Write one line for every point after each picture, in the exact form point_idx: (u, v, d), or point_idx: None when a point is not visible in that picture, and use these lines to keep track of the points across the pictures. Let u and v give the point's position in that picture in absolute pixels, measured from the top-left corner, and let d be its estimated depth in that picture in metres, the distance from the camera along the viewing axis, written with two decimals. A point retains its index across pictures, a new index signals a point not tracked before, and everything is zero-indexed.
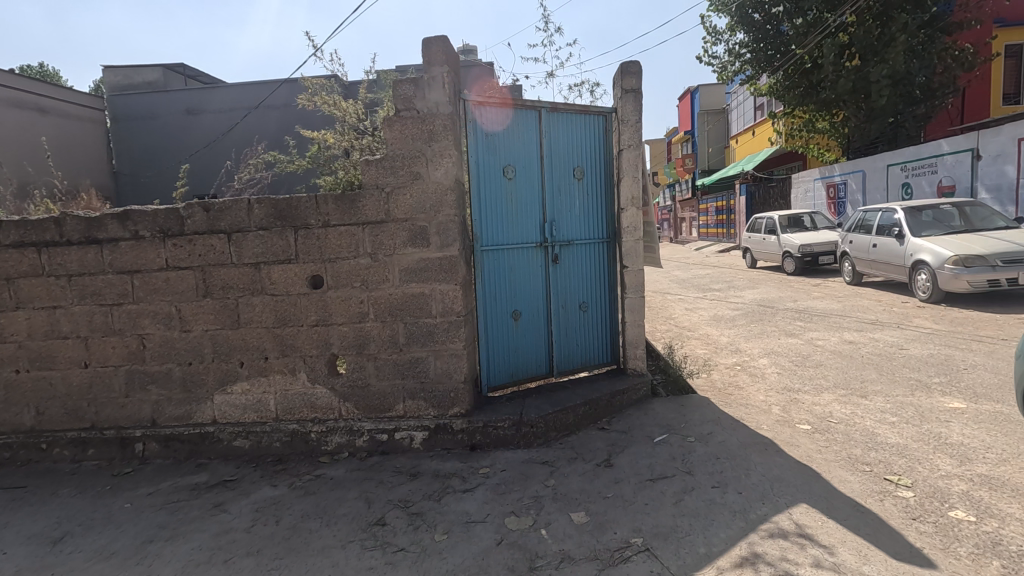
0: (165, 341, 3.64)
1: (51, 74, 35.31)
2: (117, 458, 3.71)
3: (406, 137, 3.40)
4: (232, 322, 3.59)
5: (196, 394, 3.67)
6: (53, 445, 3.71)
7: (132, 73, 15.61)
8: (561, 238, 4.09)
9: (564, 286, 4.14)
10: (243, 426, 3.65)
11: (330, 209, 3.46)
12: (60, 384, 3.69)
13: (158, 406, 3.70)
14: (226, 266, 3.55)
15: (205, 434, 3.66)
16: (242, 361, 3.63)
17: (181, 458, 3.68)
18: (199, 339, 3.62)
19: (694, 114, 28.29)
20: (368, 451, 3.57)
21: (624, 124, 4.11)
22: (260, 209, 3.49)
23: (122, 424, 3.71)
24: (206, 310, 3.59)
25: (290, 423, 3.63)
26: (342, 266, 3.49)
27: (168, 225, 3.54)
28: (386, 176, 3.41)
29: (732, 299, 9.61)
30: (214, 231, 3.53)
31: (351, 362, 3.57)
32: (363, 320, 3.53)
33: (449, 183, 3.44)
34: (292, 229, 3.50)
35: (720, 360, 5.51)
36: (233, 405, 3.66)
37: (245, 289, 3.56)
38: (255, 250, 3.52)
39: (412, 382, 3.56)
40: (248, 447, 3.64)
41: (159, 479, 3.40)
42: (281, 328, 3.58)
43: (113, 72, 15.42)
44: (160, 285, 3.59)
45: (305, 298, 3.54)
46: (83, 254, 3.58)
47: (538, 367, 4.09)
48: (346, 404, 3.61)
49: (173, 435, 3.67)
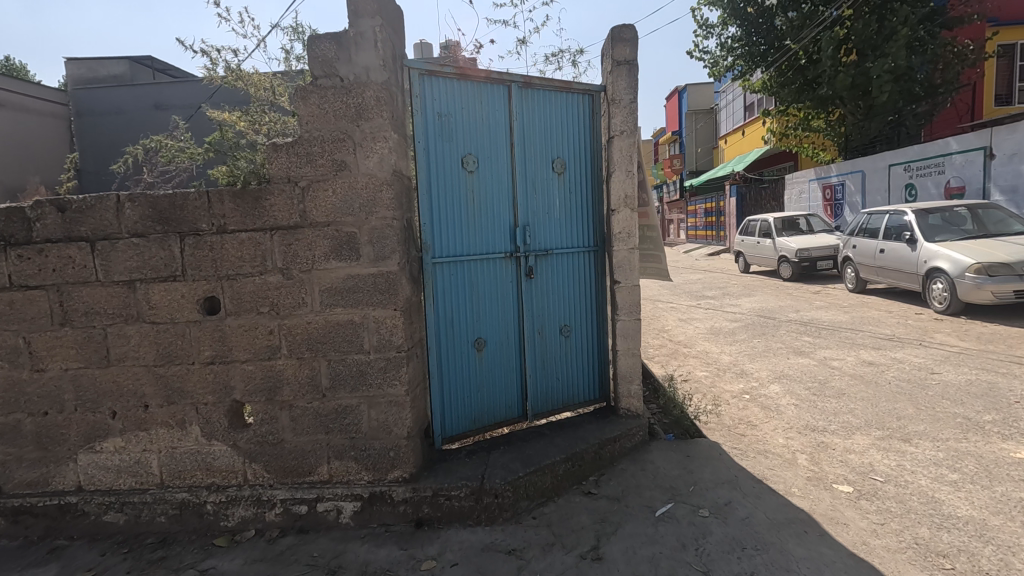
0: (10, 384, 2.73)
1: (17, 66, 33.71)
2: None
3: (327, 114, 2.56)
4: (101, 358, 2.71)
5: (54, 453, 2.77)
6: None
7: (96, 66, 14.34)
8: (536, 247, 3.27)
9: (541, 307, 3.32)
10: (117, 496, 2.77)
11: (227, 209, 2.60)
12: None
13: (4, 470, 2.78)
14: (90, 285, 2.66)
15: (66, 505, 2.77)
16: (114, 410, 2.74)
17: (33, 538, 2.78)
18: (56, 381, 2.72)
19: (681, 114, 27.78)
20: (281, 528, 2.71)
21: (615, 105, 3.29)
22: (133, 209, 2.62)
23: None
24: (66, 343, 2.70)
25: (179, 491, 2.76)
26: (244, 284, 2.63)
27: (10, 231, 2.64)
28: (302, 167, 2.57)
29: (728, 308, 8.85)
30: (72, 238, 2.64)
31: (259, 412, 2.71)
32: (274, 356, 2.67)
33: (385, 175, 2.59)
34: (176, 235, 2.62)
35: (725, 387, 4.71)
36: (103, 468, 2.78)
37: (117, 314, 2.68)
38: (128, 264, 2.64)
39: (338, 438, 2.70)
40: (124, 523, 2.76)
41: None
42: (164, 368, 2.70)
43: (74, 64, 14.06)
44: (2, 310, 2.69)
45: (196, 328, 2.67)
46: None
47: (507, 409, 3.27)
48: (252, 466, 2.74)
49: (23, 508, 2.77)
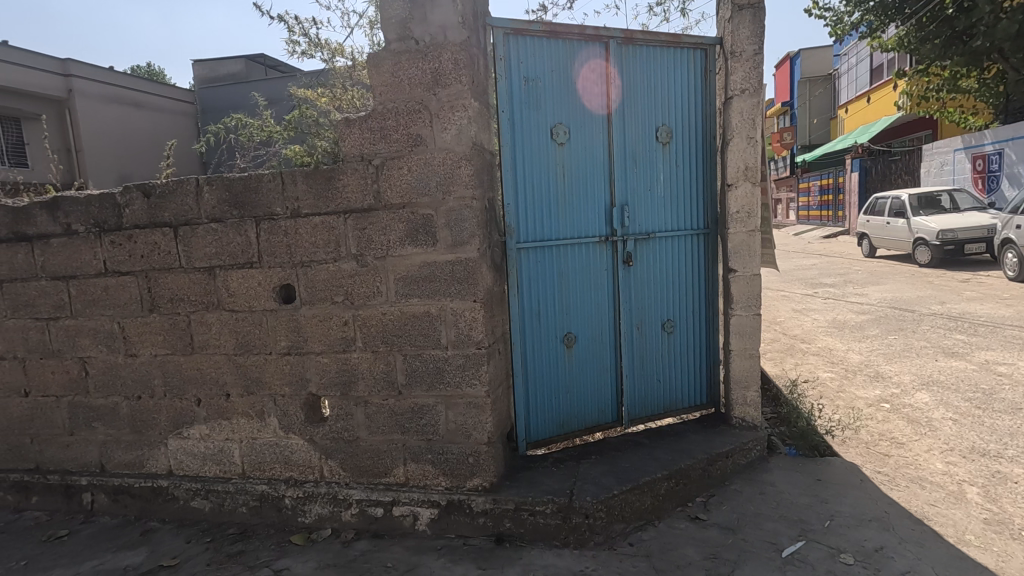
0: (108, 367, 2.80)
1: (159, 72, 38.40)
2: (63, 510, 2.97)
3: (401, 82, 2.31)
4: (185, 346, 2.68)
5: (147, 437, 2.82)
6: None
7: (218, 66, 15.50)
8: (635, 229, 2.85)
9: (640, 298, 2.90)
10: (203, 483, 2.76)
11: (300, 191, 2.44)
12: None
13: (105, 449, 2.89)
14: (175, 271, 2.63)
15: (158, 489, 2.80)
16: (199, 398, 2.72)
17: (131, 517, 2.86)
18: (147, 366, 2.75)
19: (794, 82, 25.33)
20: (357, 531, 2.55)
21: (735, 59, 2.76)
22: (211, 193, 2.54)
23: (68, 468, 2.96)
24: (154, 328, 2.70)
25: (259, 483, 2.69)
26: (319, 272, 2.47)
27: (103, 217, 2.67)
28: (376, 143, 2.34)
29: (852, 298, 7.80)
30: (157, 224, 2.62)
31: (335, 406, 2.55)
32: (349, 349, 2.49)
33: (464, 149, 2.29)
34: (253, 220, 2.51)
35: (859, 393, 4.01)
36: (190, 454, 2.78)
37: (199, 301, 2.63)
38: (208, 250, 2.58)
39: (415, 439, 2.49)
40: (209, 511, 2.75)
41: (87, 555, 2.58)
42: (243, 357, 2.62)
43: (200, 65, 15.26)
44: (99, 296, 2.74)
45: (272, 317, 2.56)
46: (14, 255, 2.83)
47: (598, 413, 2.90)
48: (329, 462, 2.61)
49: (122, 487, 2.85)
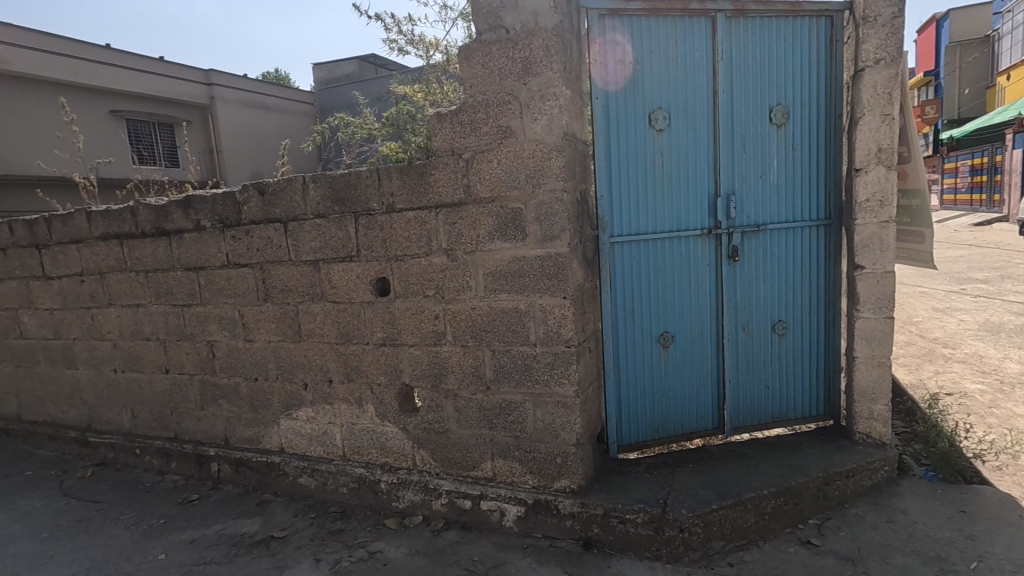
0: (231, 350, 3.09)
1: (285, 78, 42.10)
2: (196, 476, 3.34)
3: (492, 73, 2.26)
4: (294, 334, 2.88)
5: (263, 416, 3.07)
6: (145, 452, 3.52)
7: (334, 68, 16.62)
8: (743, 220, 2.60)
9: (747, 295, 2.65)
10: (309, 462, 2.95)
11: (394, 186, 2.49)
12: (148, 388, 3.46)
13: (229, 424, 3.19)
14: (285, 264, 2.82)
15: (271, 465, 3.05)
16: (305, 382, 2.90)
17: (249, 487, 3.14)
18: (262, 351, 2.98)
19: (940, 48, 22.21)
20: (446, 520, 2.60)
21: (869, 24, 2.41)
22: (315, 190, 2.67)
23: (200, 438, 3.32)
24: (268, 317, 2.92)
25: (358, 467, 2.82)
26: (412, 266, 2.51)
27: (226, 214, 2.92)
28: (466, 137, 2.32)
29: (1010, 297, 6.69)
30: (270, 219, 2.81)
31: (427, 398, 2.60)
32: (440, 342, 2.52)
33: (555, 140, 2.20)
34: (352, 216, 2.61)
35: (1018, 410, 3.41)
36: (298, 434, 2.98)
37: (305, 292, 2.80)
38: (313, 244, 2.73)
39: (503, 435, 2.47)
40: (314, 488, 2.94)
41: (213, 519, 2.88)
42: (344, 346, 2.75)
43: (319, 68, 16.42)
44: (223, 285, 3.02)
45: (369, 309, 2.65)
46: (156, 248, 3.20)
47: (697, 418, 2.71)
48: (420, 452, 2.67)
49: (242, 460, 3.14)
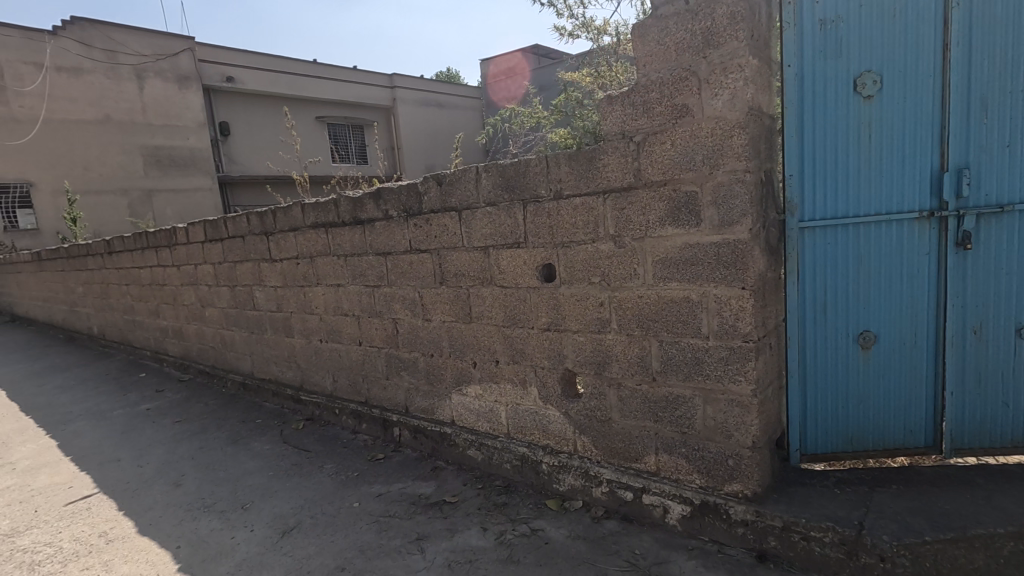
0: (412, 328, 3.41)
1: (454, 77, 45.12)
2: (381, 437, 3.77)
3: (668, 49, 2.15)
4: (465, 315, 3.07)
5: (438, 389, 3.34)
6: (342, 413, 4.08)
7: (501, 62, 17.33)
8: (982, 200, 2.13)
9: (983, 290, 2.18)
10: (477, 436, 3.15)
11: (563, 172, 2.50)
12: (345, 357, 3.98)
13: (409, 394, 3.54)
14: (459, 250, 3.01)
15: (444, 435, 3.31)
16: (475, 361, 3.09)
17: (425, 453, 3.46)
18: (438, 330, 3.24)
19: None
20: (606, 509, 2.59)
21: None
22: (487, 179, 2.80)
23: (385, 405, 3.74)
24: (443, 298, 3.16)
25: (521, 445, 2.94)
26: (577, 253, 2.51)
27: (409, 203, 3.20)
28: (638, 118, 2.24)
29: None
30: (447, 208, 3.02)
31: (590, 384, 2.60)
32: (604, 329, 2.50)
33: (738, 116, 2.01)
34: (521, 203, 2.69)
35: None
36: (467, 409, 3.19)
37: (477, 277, 2.96)
38: (485, 231, 2.87)
39: (668, 429, 2.37)
40: (481, 461, 3.13)
41: (395, 477, 3.23)
42: (511, 329, 2.87)
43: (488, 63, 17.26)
44: (406, 269, 3.34)
45: (535, 294, 2.72)
46: (353, 235, 3.65)
47: (904, 433, 2.32)
48: (582, 437, 2.69)
49: (419, 427, 3.47)
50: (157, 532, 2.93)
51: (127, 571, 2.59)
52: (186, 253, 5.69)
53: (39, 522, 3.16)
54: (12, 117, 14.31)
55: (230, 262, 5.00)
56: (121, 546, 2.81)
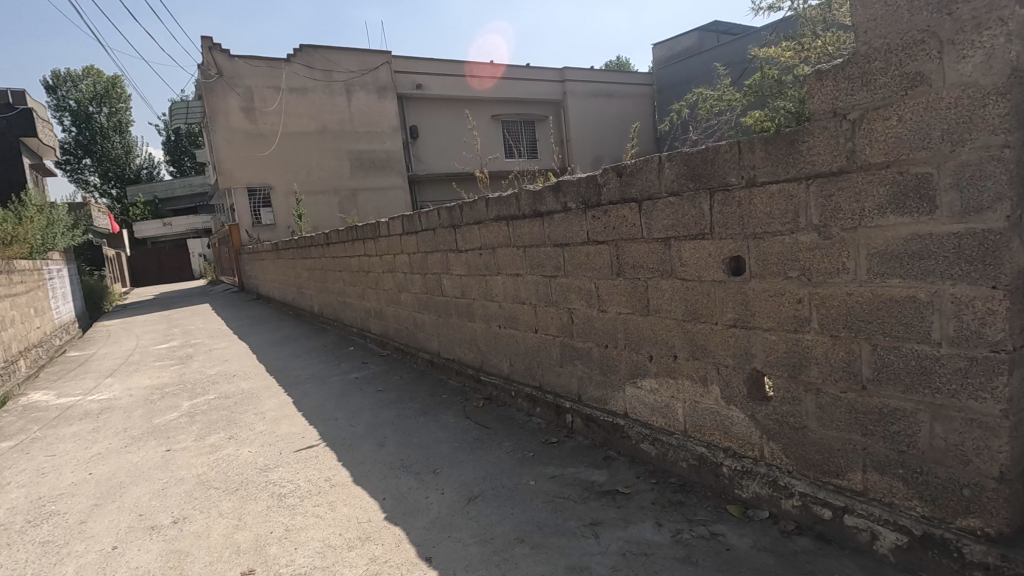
0: (587, 318, 3.47)
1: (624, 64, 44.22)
2: (554, 422, 3.92)
3: (899, 10, 1.87)
4: (643, 308, 3.03)
5: (611, 380, 3.36)
6: (518, 395, 4.32)
7: None
8: None
9: None
10: (651, 430, 3.11)
11: (757, 158, 2.33)
12: (522, 342, 4.20)
13: (582, 383, 3.62)
14: (638, 241, 2.98)
15: (617, 426, 3.33)
16: (651, 354, 3.04)
17: (597, 442, 3.51)
18: (613, 321, 3.25)
19: None
20: (798, 524, 2.38)
21: None
22: (671, 168, 2.72)
23: (559, 391, 3.87)
24: (620, 290, 3.16)
25: (699, 445, 2.83)
26: (772, 245, 2.33)
27: (588, 195, 3.25)
28: (854, 93, 1.98)
29: None
30: (626, 199, 3.00)
31: (783, 388, 2.40)
32: (801, 329, 2.28)
33: (995, 81, 1.68)
34: (707, 192, 2.56)
35: None
36: (642, 403, 3.15)
37: (656, 269, 2.90)
38: (666, 222, 2.80)
39: (881, 445, 2.09)
40: (655, 456, 3.09)
41: (569, 461, 3.33)
42: (692, 324, 2.76)
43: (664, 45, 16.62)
44: (583, 260, 3.40)
45: (720, 288, 2.58)
46: (532, 227, 3.83)
47: None
48: (770, 444, 2.49)
49: (592, 416, 3.53)
50: (367, 483, 3.42)
51: (347, 512, 3.07)
52: (386, 244, 6.49)
53: (283, 462, 3.90)
54: (259, 132, 17.61)
55: (423, 252, 5.58)
56: (341, 491, 3.34)
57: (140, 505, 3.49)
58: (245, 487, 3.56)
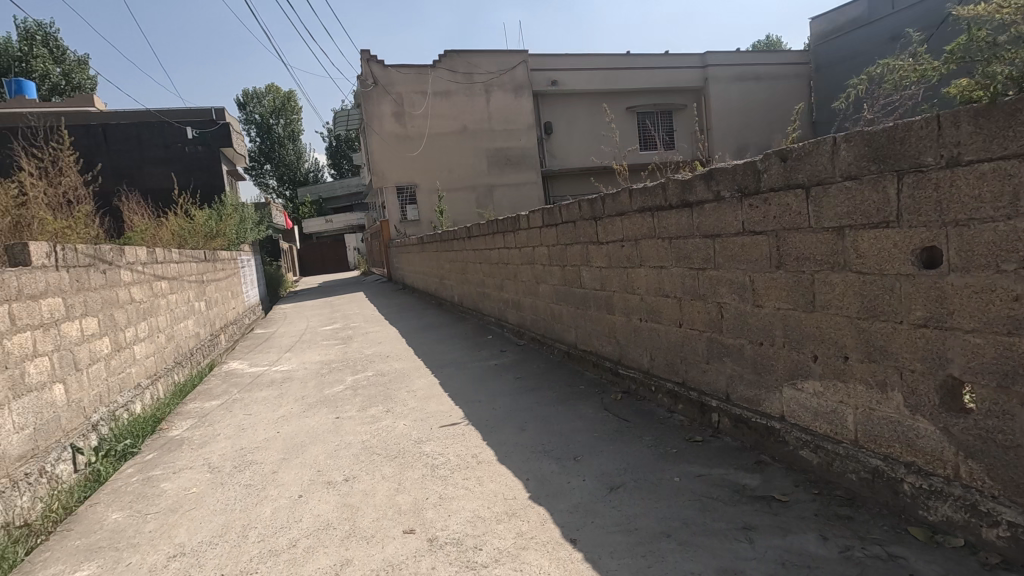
0: (739, 312, 3.29)
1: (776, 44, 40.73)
2: (698, 421, 3.78)
3: None
4: (807, 303, 2.80)
5: (766, 380, 3.15)
6: (658, 390, 4.23)
7: None
8: None
9: None
10: (813, 436, 2.86)
11: (963, 134, 2.03)
12: (664, 337, 4.09)
13: (731, 382, 3.44)
14: (803, 231, 2.75)
15: (771, 429, 3.12)
16: (816, 354, 2.79)
17: (747, 445, 3.32)
18: (770, 317, 3.04)
19: None
20: (1005, 557, 2.04)
21: None
22: (848, 150, 2.46)
23: (704, 389, 3.71)
24: (779, 284, 2.95)
25: (873, 457, 2.55)
26: (980, 233, 2.02)
27: (746, 183, 3.07)
28: None
29: None
30: (791, 185, 2.78)
31: (989, 399, 2.08)
32: (1019, 331, 1.95)
33: None
34: (893, 175, 2.29)
35: None
36: (803, 406, 2.91)
37: (825, 261, 2.66)
38: (839, 209, 2.55)
39: None
40: (817, 465, 2.84)
41: (716, 462, 3.20)
42: (869, 322, 2.49)
43: None
44: (737, 251, 3.22)
45: (908, 283, 2.30)
46: (680, 218, 3.70)
47: None
48: (969, 462, 2.17)
49: (742, 417, 3.35)
50: (511, 463, 3.58)
51: (493, 488, 3.25)
52: (525, 237, 6.68)
53: (433, 437, 4.23)
54: (407, 135, 19.05)
55: (562, 245, 5.67)
56: (487, 468, 3.54)
57: (317, 462, 4.01)
58: (402, 456, 3.92)
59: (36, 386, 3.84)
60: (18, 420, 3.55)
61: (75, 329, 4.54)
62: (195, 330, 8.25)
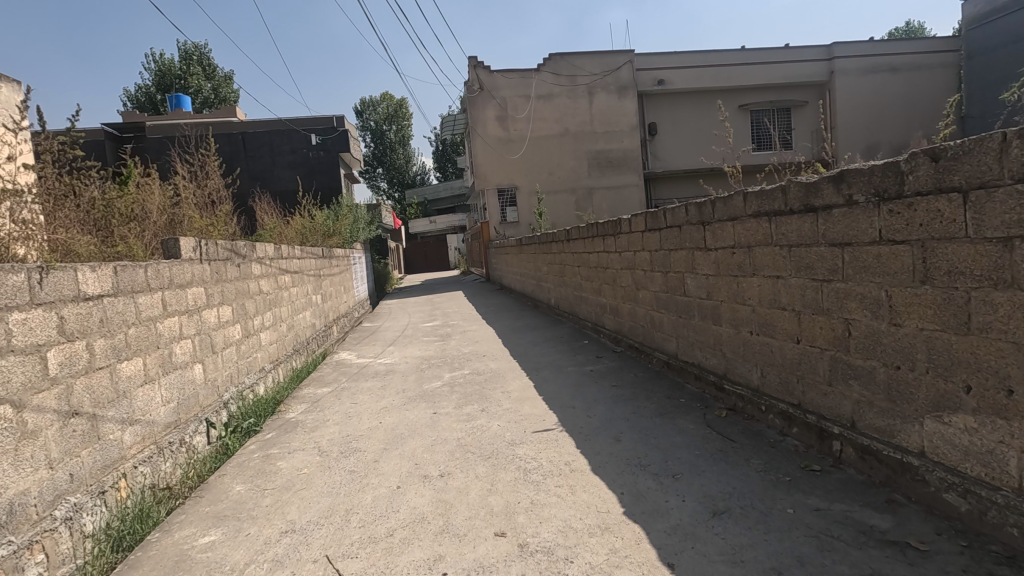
0: (871, 331, 2.94)
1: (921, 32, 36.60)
2: (816, 448, 3.43)
3: None
4: (958, 325, 2.43)
5: (902, 410, 2.78)
6: (769, 411, 3.91)
7: None
8: None
9: None
10: (961, 479, 2.48)
11: None
12: (778, 353, 3.76)
13: (858, 408, 3.08)
14: (957, 242, 2.39)
15: (907, 466, 2.75)
16: (969, 385, 2.42)
17: (875, 480, 2.96)
18: (910, 338, 2.69)
19: None
20: None
21: None
22: (1021, 148, 2.09)
23: (825, 413, 3.36)
24: (924, 301, 2.58)
25: None
26: None
27: (885, 186, 2.73)
28: None
29: None
30: (943, 190, 2.43)
31: None
32: None
33: None
34: None
35: None
36: (949, 443, 2.54)
37: (986, 277, 2.29)
38: (1007, 217, 2.18)
39: None
40: (966, 512, 2.46)
41: (837, 496, 2.88)
42: None
43: None
44: (871, 263, 2.88)
45: None
46: (802, 224, 3.38)
47: None
48: None
49: (870, 448, 2.99)
50: (605, 475, 3.47)
51: (586, 499, 3.16)
52: (626, 241, 6.49)
53: (526, 440, 4.22)
54: (510, 138, 19.36)
55: (666, 250, 5.43)
56: (580, 477, 3.46)
57: (415, 455, 4.15)
58: (496, 456, 3.94)
59: (180, 364, 4.33)
60: (165, 394, 4.02)
61: (213, 315, 5.07)
62: (312, 322, 8.93)
